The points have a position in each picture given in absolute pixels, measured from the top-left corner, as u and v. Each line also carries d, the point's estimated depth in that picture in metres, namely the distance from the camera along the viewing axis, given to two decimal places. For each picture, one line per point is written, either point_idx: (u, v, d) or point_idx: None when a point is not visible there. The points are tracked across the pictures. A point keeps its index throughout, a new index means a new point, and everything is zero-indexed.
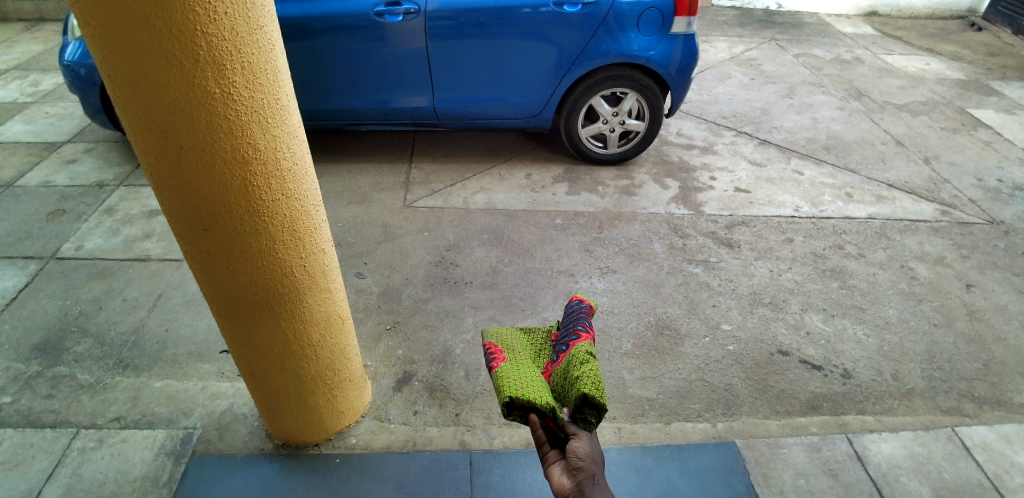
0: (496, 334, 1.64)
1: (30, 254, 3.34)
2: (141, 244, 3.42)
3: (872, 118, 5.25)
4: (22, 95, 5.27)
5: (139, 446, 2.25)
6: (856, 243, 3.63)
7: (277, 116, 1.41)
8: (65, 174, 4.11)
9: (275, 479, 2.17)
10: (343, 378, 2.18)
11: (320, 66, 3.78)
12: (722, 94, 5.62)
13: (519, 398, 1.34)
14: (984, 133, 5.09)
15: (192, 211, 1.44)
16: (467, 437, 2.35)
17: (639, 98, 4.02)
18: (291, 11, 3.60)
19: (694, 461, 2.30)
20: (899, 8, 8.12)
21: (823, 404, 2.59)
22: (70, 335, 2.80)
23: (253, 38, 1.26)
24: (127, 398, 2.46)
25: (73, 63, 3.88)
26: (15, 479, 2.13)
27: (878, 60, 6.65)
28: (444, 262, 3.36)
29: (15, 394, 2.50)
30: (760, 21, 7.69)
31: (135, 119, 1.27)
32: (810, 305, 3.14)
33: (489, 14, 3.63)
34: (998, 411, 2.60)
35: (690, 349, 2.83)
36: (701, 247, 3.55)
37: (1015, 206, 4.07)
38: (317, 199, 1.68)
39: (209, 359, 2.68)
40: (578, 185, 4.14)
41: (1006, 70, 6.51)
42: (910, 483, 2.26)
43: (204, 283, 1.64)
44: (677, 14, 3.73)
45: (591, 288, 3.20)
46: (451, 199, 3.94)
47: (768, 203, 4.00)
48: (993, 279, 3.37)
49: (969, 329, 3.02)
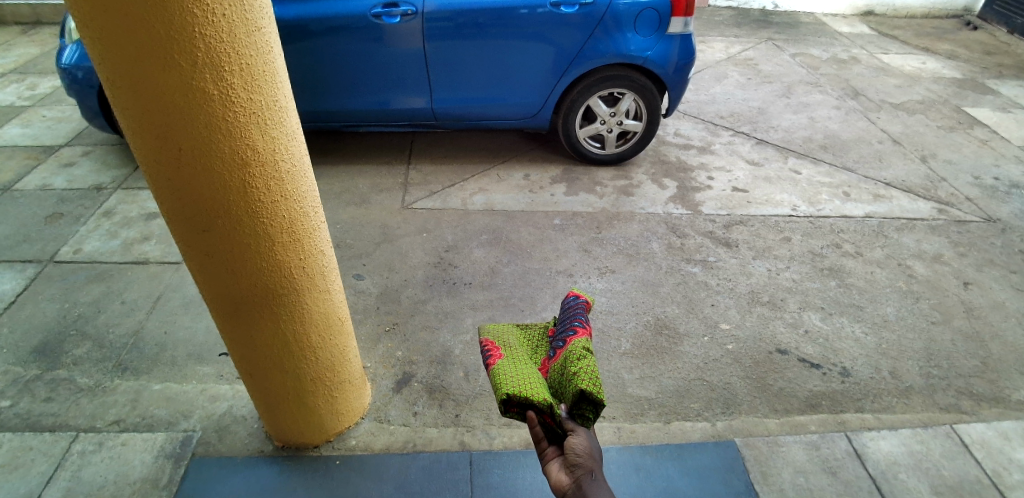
0: (493, 331, 1.64)
1: (28, 257, 3.34)
2: (140, 247, 3.42)
3: (868, 117, 5.27)
4: (20, 98, 5.26)
5: (139, 449, 2.25)
6: (854, 242, 3.64)
7: (277, 118, 1.41)
8: (63, 177, 4.11)
9: (275, 481, 2.17)
10: (343, 379, 2.18)
11: (319, 67, 3.78)
12: (719, 93, 5.63)
13: (516, 395, 1.34)
14: (980, 132, 5.12)
15: (191, 212, 1.44)
16: (467, 437, 2.35)
17: (636, 98, 4.04)
18: (289, 13, 3.60)
19: (693, 460, 2.31)
20: (894, 8, 8.16)
21: (821, 402, 2.60)
22: (69, 338, 2.80)
23: (252, 40, 1.27)
24: (126, 401, 2.46)
25: (71, 66, 3.88)
26: (14, 482, 2.13)
27: (875, 59, 6.67)
28: (443, 263, 3.36)
29: (13, 398, 2.49)
30: (757, 21, 7.71)
31: (134, 121, 1.27)
32: (808, 304, 3.15)
33: (488, 14, 3.63)
34: (996, 408, 2.61)
35: (690, 348, 2.84)
36: (700, 246, 3.55)
37: (1012, 203, 4.08)
38: (316, 200, 1.69)
39: (209, 362, 2.68)
40: (576, 185, 4.15)
41: (1002, 69, 6.55)
42: (908, 481, 2.26)
43: (203, 284, 1.64)
44: (674, 14, 3.74)
45: (590, 287, 3.21)
46: (449, 199, 3.94)
47: (766, 202, 4.01)
48: (991, 276, 3.39)
49: (967, 327, 3.03)
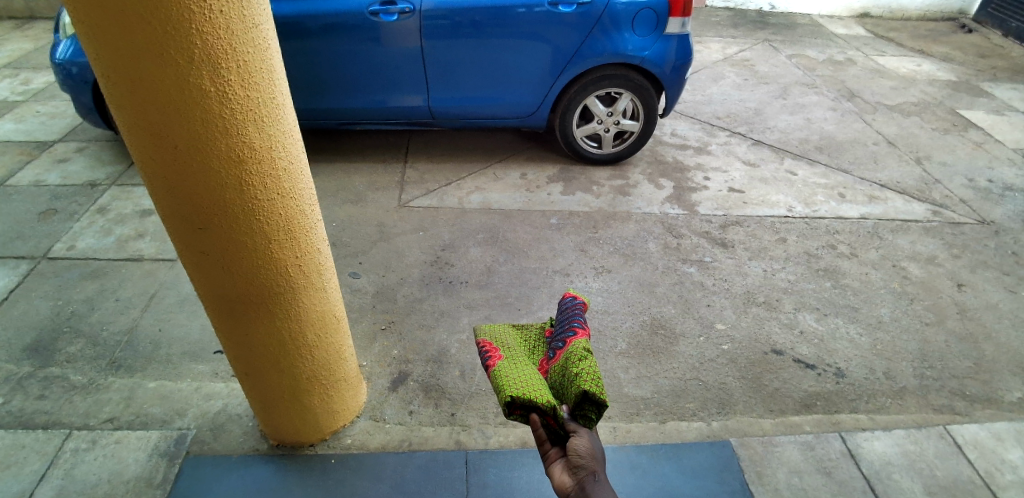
0: (490, 331, 1.64)
1: (21, 254, 3.31)
2: (134, 244, 3.40)
3: (864, 119, 5.29)
4: (13, 94, 5.22)
5: (133, 447, 2.24)
6: (849, 243, 3.65)
7: (274, 115, 1.41)
8: (57, 173, 4.08)
9: (269, 480, 2.16)
10: (339, 378, 2.17)
11: (315, 65, 3.77)
12: (716, 94, 5.66)
13: (519, 398, 1.33)
14: (975, 134, 5.14)
15: (187, 212, 1.43)
16: (462, 437, 2.35)
17: (633, 98, 4.05)
18: (285, 10, 3.59)
19: (689, 459, 2.32)
20: (890, 10, 8.18)
21: (816, 403, 2.61)
22: (63, 336, 2.78)
23: (249, 36, 1.26)
24: (120, 399, 2.45)
25: (65, 61, 3.85)
26: (7, 479, 2.11)
27: (871, 61, 6.70)
28: (439, 262, 3.36)
29: (6, 395, 2.47)
30: (754, 22, 7.74)
31: (129, 118, 1.27)
32: (803, 304, 3.16)
33: (483, 14, 3.63)
34: (988, 409, 2.63)
35: (684, 348, 2.84)
36: (696, 246, 3.56)
37: (1005, 206, 4.11)
38: (312, 199, 1.67)
39: (203, 360, 2.67)
40: (573, 184, 4.15)
41: (996, 72, 6.58)
42: (902, 481, 2.28)
43: (199, 282, 1.64)
44: (672, 15, 3.74)
45: (587, 287, 3.21)
46: (446, 198, 3.93)
47: (762, 202, 4.02)
48: (983, 278, 3.41)
49: (959, 327, 3.06)
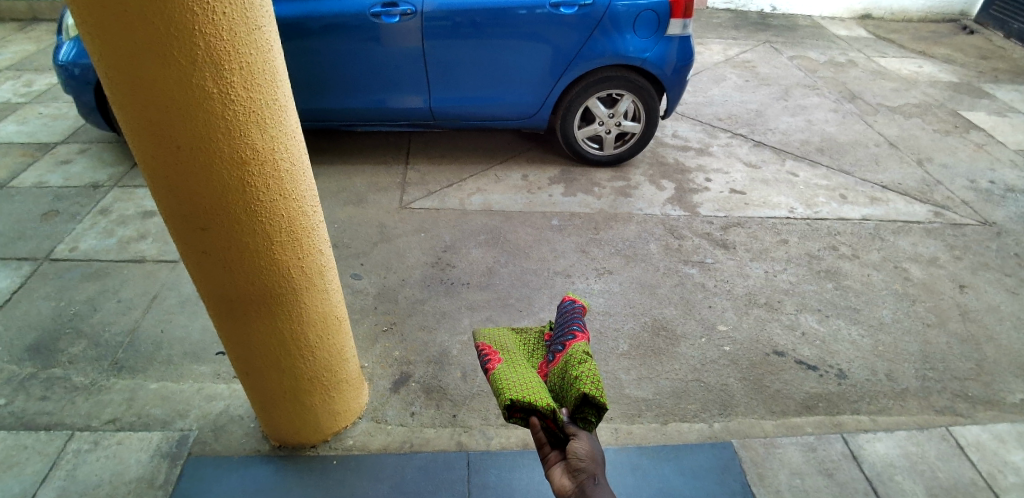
0: (489, 335, 1.64)
1: (23, 254, 3.32)
2: (136, 245, 3.40)
3: (865, 120, 5.29)
4: (16, 95, 5.24)
5: (134, 448, 2.24)
6: (851, 244, 3.65)
7: (277, 117, 1.41)
8: (59, 174, 4.09)
9: (270, 481, 2.16)
10: (341, 379, 2.18)
11: (317, 66, 3.78)
12: (717, 95, 5.66)
13: (519, 401, 1.33)
14: (976, 135, 5.14)
15: (189, 212, 1.44)
16: (464, 438, 2.35)
17: (634, 99, 4.05)
18: (286, 11, 3.60)
19: (690, 460, 2.31)
20: (892, 12, 8.17)
21: (817, 404, 2.61)
22: (64, 337, 2.79)
23: (252, 38, 1.27)
24: (121, 400, 2.45)
25: (67, 62, 3.86)
26: (9, 480, 2.12)
27: (872, 62, 6.70)
28: (441, 262, 3.36)
29: (8, 396, 2.48)
30: (755, 24, 7.75)
31: (132, 118, 1.27)
32: (805, 306, 3.16)
33: (484, 15, 3.63)
34: (990, 410, 2.63)
35: (686, 349, 2.85)
36: (697, 247, 3.56)
37: (1007, 207, 4.10)
38: (315, 199, 1.68)
39: (204, 360, 2.68)
40: (574, 185, 4.16)
41: (997, 73, 6.58)
42: (904, 483, 2.27)
43: (200, 282, 1.64)
44: (672, 16, 3.75)
45: (587, 289, 3.21)
46: (447, 199, 3.94)
47: (763, 204, 4.02)
48: (985, 279, 3.41)
49: (961, 329, 3.05)
